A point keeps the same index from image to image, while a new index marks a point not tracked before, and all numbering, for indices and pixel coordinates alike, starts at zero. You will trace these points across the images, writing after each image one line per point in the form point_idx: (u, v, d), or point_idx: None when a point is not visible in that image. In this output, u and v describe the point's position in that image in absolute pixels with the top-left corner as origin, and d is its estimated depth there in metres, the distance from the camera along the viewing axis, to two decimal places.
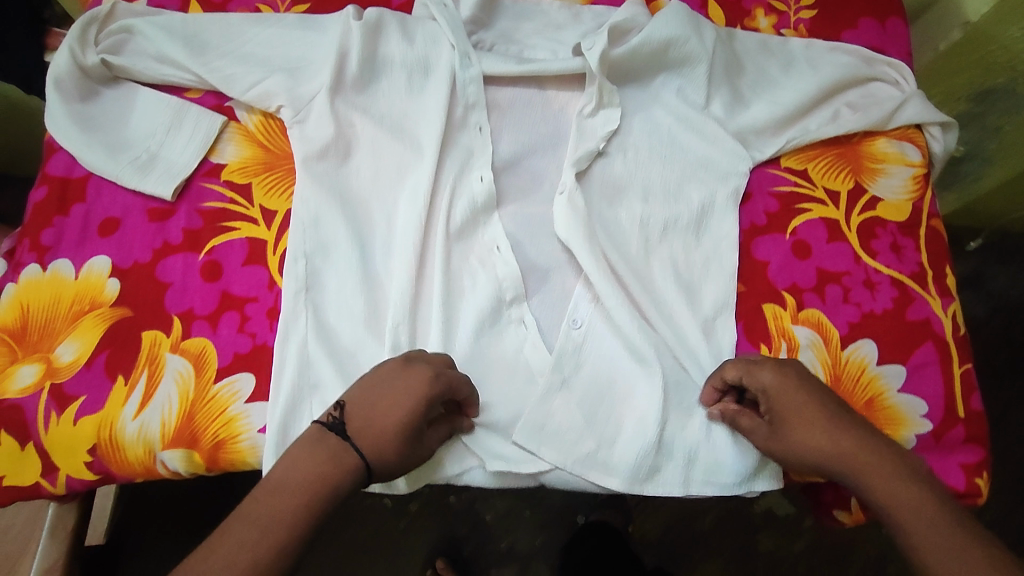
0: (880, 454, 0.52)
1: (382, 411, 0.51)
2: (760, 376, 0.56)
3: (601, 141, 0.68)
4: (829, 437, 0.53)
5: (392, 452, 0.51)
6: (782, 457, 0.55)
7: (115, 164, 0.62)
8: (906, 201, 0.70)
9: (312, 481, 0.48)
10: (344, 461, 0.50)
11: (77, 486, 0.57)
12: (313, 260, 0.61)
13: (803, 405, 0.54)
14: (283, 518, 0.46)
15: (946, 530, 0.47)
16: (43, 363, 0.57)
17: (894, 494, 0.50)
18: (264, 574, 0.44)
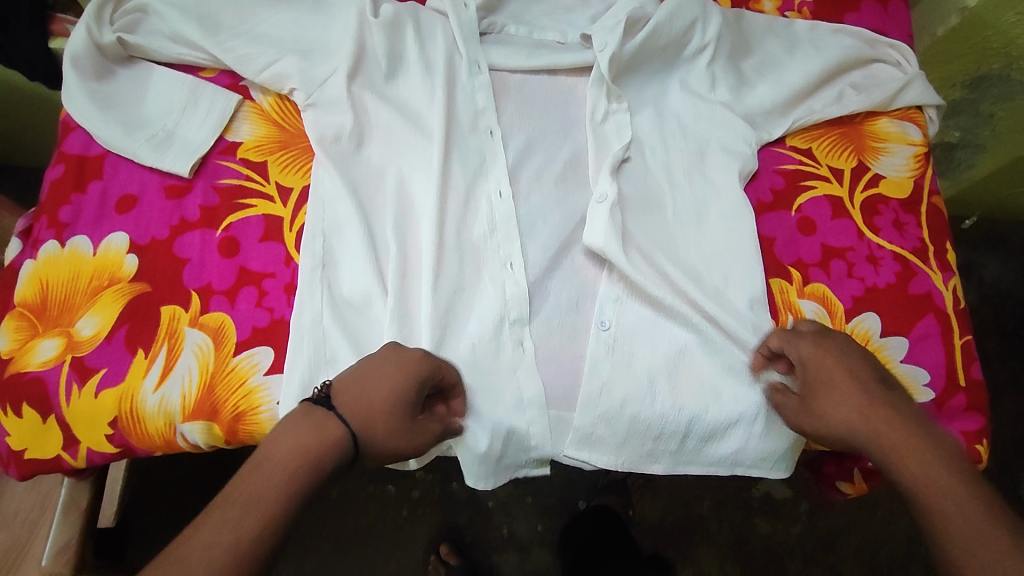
0: (916, 434, 0.52)
1: (370, 388, 0.51)
2: (807, 348, 0.57)
3: (623, 148, 0.68)
4: (863, 411, 0.54)
5: (380, 428, 0.51)
6: (815, 429, 0.56)
7: (132, 141, 0.64)
8: (908, 178, 0.72)
9: (298, 454, 0.47)
10: (325, 425, 0.49)
11: (97, 459, 0.58)
12: (329, 238, 0.62)
13: (838, 376, 0.56)
14: (270, 494, 0.46)
15: (973, 513, 0.48)
16: (63, 336, 0.58)
17: (919, 473, 0.51)
18: (249, 551, 0.44)
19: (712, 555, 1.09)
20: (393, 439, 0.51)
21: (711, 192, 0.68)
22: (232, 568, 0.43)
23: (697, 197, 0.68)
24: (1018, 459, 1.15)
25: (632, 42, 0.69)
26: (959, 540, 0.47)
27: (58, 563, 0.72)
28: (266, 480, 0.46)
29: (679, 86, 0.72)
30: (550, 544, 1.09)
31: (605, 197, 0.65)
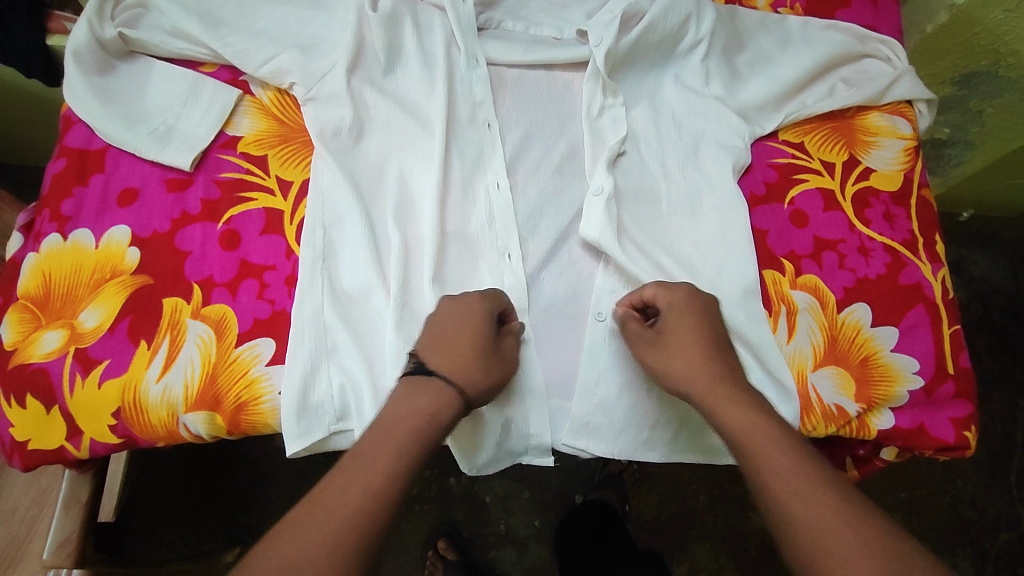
0: (729, 387, 0.53)
1: (455, 344, 0.54)
2: (668, 298, 0.58)
3: (619, 142, 0.69)
4: (707, 360, 0.54)
5: (477, 375, 0.53)
6: (658, 370, 0.56)
7: (133, 135, 0.64)
8: (898, 171, 0.73)
9: (421, 421, 0.49)
10: (430, 388, 0.51)
11: (99, 451, 0.58)
12: (330, 231, 0.62)
13: (690, 330, 0.56)
14: (399, 451, 0.48)
15: (787, 455, 0.48)
16: (67, 328, 0.59)
17: (732, 419, 0.51)
18: (388, 501, 0.45)
19: (708, 548, 1.10)
20: (490, 384, 0.54)
21: (707, 185, 0.69)
22: (375, 518, 0.45)
23: (692, 190, 0.69)
24: (1008, 452, 1.16)
25: (628, 37, 0.70)
26: (771, 480, 0.47)
27: (60, 556, 0.71)
28: (385, 444, 0.48)
29: (673, 82, 0.73)
30: (547, 539, 1.10)
31: (602, 191, 0.66)
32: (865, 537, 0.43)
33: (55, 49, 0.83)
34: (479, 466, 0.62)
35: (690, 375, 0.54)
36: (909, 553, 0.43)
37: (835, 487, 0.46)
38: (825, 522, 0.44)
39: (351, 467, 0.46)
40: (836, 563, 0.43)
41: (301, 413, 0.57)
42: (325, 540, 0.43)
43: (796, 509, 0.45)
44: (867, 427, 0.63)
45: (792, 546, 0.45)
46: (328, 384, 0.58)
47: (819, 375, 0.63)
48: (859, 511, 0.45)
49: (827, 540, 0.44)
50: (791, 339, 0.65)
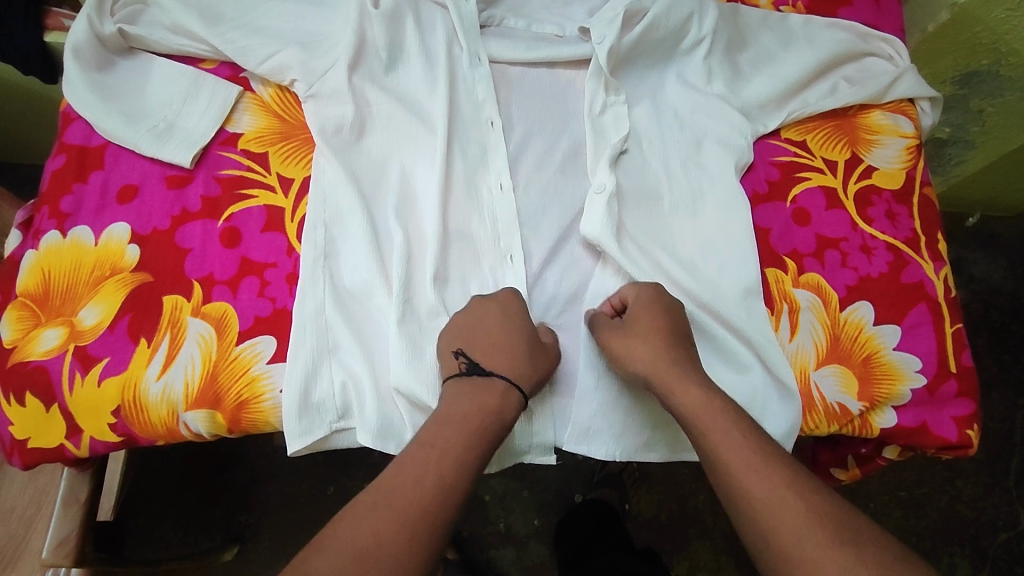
0: (682, 367, 0.54)
1: (505, 345, 0.56)
2: (636, 289, 0.60)
3: (621, 139, 0.68)
4: (664, 343, 0.56)
5: (531, 371, 0.56)
6: (617, 353, 0.57)
7: (133, 131, 0.64)
8: (901, 170, 0.73)
9: (485, 415, 0.52)
10: (494, 388, 0.54)
11: (99, 449, 0.58)
12: (331, 228, 0.62)
13: (651, 319, 0.57)
14: (456, 446, 0.49)
15: (738, 431, 0.49)
16: (66, 326, 0.58)
17: (688, 397, 0.52)
18: (450, 490, 0.47)
19: (707, 548, 1.10)
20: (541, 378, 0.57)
21: (709, 183, 0.69)
22: (437, 507, 0.46)
23: (694, 188, 0.68)
24: (1007, 451, 1.16)
25: (630, 34, 0.70)
26: (724, 453, 0.49)
27: (58, 555, 0.71)
28: (454, 437, 0.50)
29: (676, 79, 0.73)
30: (547, 539, 1.10)
31: (604, 189, 0.66)
32: (814, 507, 0.45)
33: (52, 46, 0.83)
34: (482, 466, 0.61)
35: (647, 357, 0.55)
36: (857, 524, 0.45)
37: (784, 461, 0.48)
38: (775, 492, 0.46)
39: (421, 458, 0.48)
40: (786, 532, 0.44)
41: (303, 412, 0.56)
42: (400, 524, 0.45)
43: (750, 481, 0.47)
44: (870, 426, 0.63)
45: (747, 517, 0.46)
46: (330, 383, 0.58)
47: (822, 374, 0.63)
48: (807, 483, 0.46)
49: (776, 509, 0.45)
50: (793, 338, 0.64)
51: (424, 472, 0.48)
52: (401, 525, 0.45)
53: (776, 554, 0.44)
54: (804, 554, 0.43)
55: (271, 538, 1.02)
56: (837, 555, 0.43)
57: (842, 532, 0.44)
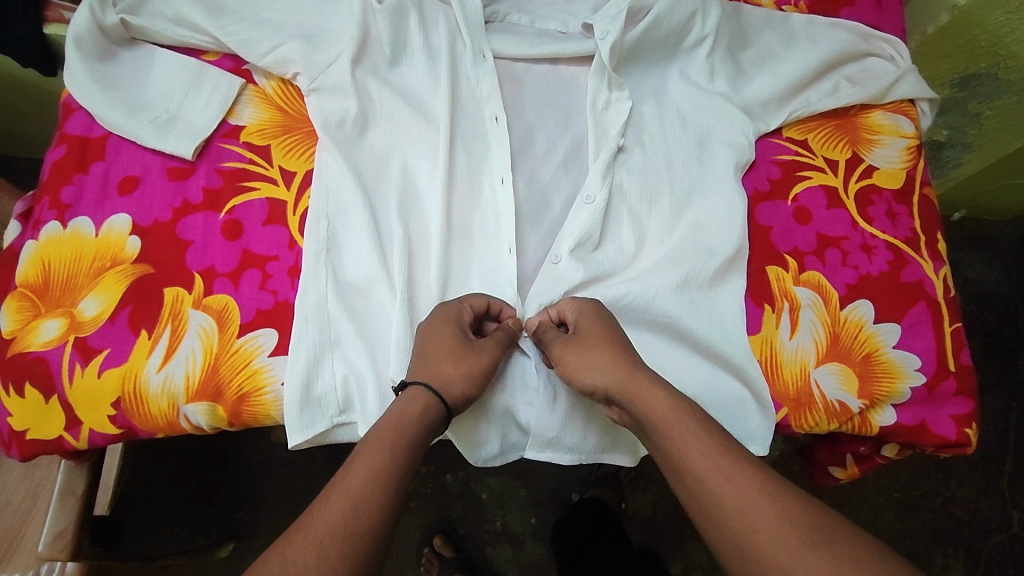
0: (648, 374, 0.53)
1: (438, 352, 0.54)
2: (579, 304, 0.58)
3: (620, 136, 0.68)
4: (622, 351, 0.54)
5: (457, 378, 0.53)
6: (571, 365, 0.55)
7: (135, 123, 0.64)
8: (901, 170, 0.73)
9: (389, 429, 0.49)
10: (412, 393, 0.52)
11: (99, 441, 0.58)
12: (334, 223, 0.62)
13: (600, 329, 0.56)
14: (376, 468, 0.47)
15: (706, 436, 0.49)
16: (66, 317, 0.58)
17: (654, 404, 0.51)
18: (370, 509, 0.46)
19: (703, 547, 1.10)
20: (470, 380, 0.54)
21: (710, 180, 0.69)
22: (357, 527, 0.45)
23: (694, 185, 0.69)
24: (1001, 453, 1.17)
25: (633, 31, 0.70)
26: (693, 462, 0.48)
27: (54, 549, 0.70)
28: (361, 465, 0.47)
29: (679, 77, 0.73)
30: (543, 538, 1.10)
31: (593, 199, 0.66)
32: (785, 509, 0.45)
33: (52, 38, 0.83)
34: (482, 459, 0.60)
35: (608, 366, 0.53)
36: (826, 522, 0.45)
37: (752, 465, 0.48)
38: (746, 498, 0.46)
39: (335, 491, 0.46)
40: (762, 538, 0.44)
41: (304, 405, 0.56)
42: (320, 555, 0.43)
43: (721, 489, 0.47)
44: (869, 424, 0.63)
45: (722, 525, 0.46)
46: (332, 377, 0.57)
47: (822, 371, 0.64)
48: (777, 485, 0.47)
49: (750, 515, 0.45)
50: (793, 335, 0.65)
51: (335, 505, 0.45)
52: (320, 563, 0.42)
53: (754, 562, 0.44)
54: (780, 560, 0.43)
55: (268, 533, 1.02)
56: (811, 557, 0.43)
57: (814, 532, 0.44)
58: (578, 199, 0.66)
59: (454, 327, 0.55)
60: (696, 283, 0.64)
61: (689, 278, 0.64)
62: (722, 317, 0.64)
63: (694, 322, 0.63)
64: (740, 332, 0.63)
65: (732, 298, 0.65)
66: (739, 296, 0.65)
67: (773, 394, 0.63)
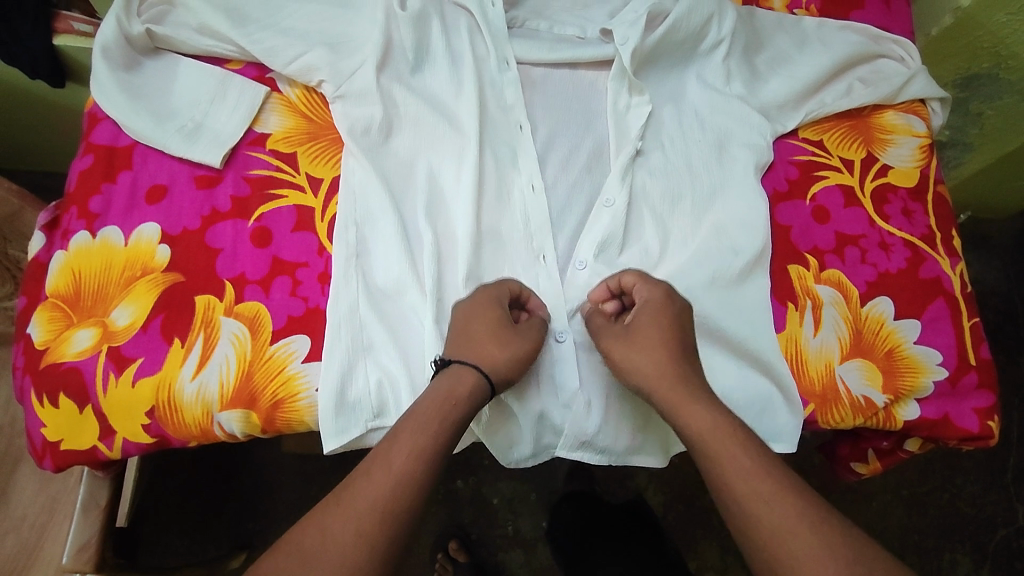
0: (692, 388, 0.52)
1: (476, 337, 0.54)
2: (654, 290, 0.58)
3: (638, 141, 0.69)
4: (670, 355, 0.54)
5: (500, 359, 0.54)
6: (618, 360, 0.56)
7: (163, 132, 0.64)
8: (914, 168, 0.75)
9: (442, 407, 0.50)
10: (453, 374, 0.52)
11: (132, 451, 0.58)
12: (362, 228, 0.63)
13: (654, 329, 0.55)
14: (417, 444, 0.48)
15: (749, 458, 0.49)
16: (98, 326, 0.58)
17: (695, 420, 0.51)
18: (407, 483, 0.47)
19: (714, 548, 1.11)
20: (516, 364, 0.54)
21: (730, 181, 0.70)
22: (392, 501, 0.46)
23: (714, 186, 0.69)
24: (1004, 449, 1.19)
25: (652, 36, 0.71)
26: (733, 485, 0.48)
27: (78, 561, 0.70)
28: (406, 439, 0.48)
29: (696, 81, 0.74)
30: None
31: (612, 202, 0.67)
32: (825, 541, 0.45)
33: (62, 49, 0.84)
34: (513, 460, 0.61)
35: (654, 372, 0.54)
36: (867, 557, 0.45)
37: (798, 492, 0.47)
38: (787, 527, 0.46)
39: (378, 464, 0.47)
40: (800, 568, 0.44)
41: (339, 411, 0.57)
42: (352, 529, 0.45)
43: (762, 515, 0.47)
44: (893, 418, 0.64)
45: (760, 550, 0.46)
46: (366, 382, 0.58)
47: (846, 368, 0.64)
48: (819, 514, 0.46)
49: (789, 543, 0.45)
50: (817, 332, 0.65)
51: (378, 480, 0.46)
52: (357, 536, 0.44)
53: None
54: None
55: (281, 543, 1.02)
56: None
57: (852, 565, 0.44)
58: (597, 203, 0.67)
59: (497, 310, 0.56)
60: (720, 282, 0.65)
61: (713, 277, 0.65)
62: (748, 316, 0.65)
63: (719, 321, 0.64)
64: (766, 330, 0.64)
65: (756, 297, 0.66)
66: (764, 294, 0.66)
67: (800, 391, 0.63)
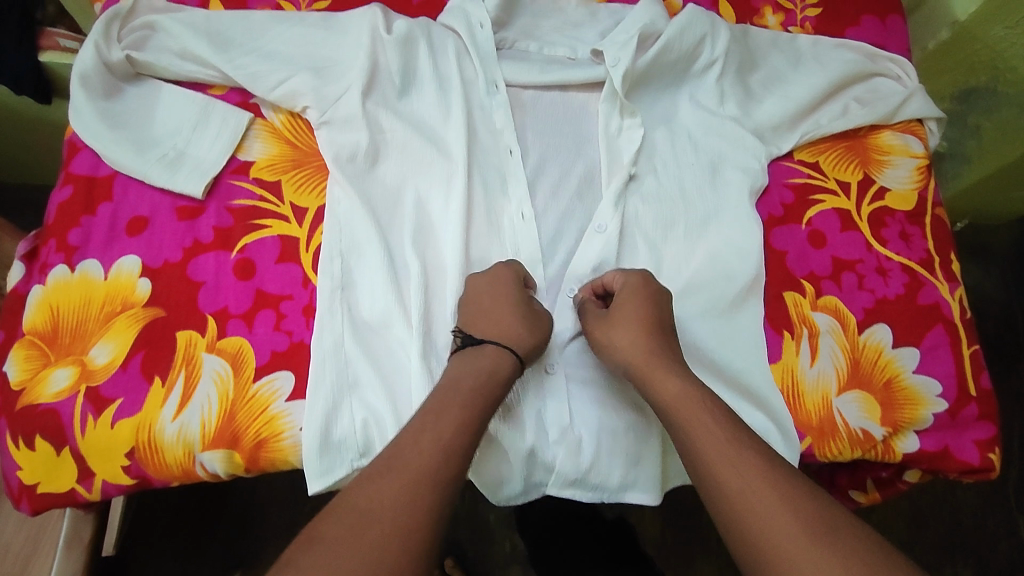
0: (666, 362, 0.54)
1: (503, 316, 0.55)
2: (628, 274, 0.59)
3: (632, 165, 0.68)
4: (646, 333, 0.55)
5: (530, 337, 0.55)
6: (599, 342, 0.57)
7: (143, 161, 0.62)
8: (912, 190, 0.73)
9: (484, 387, 0.51)
10: (489, 353, 0.53)
11: (113, 492, 0.56)
12: (348, 259, 0.61)
13: (629, 308, 0.56)
14: (459, 412, 0.48)
15: (717, 424, 0.49)
16: (76, 366, 0.56)
17: (667, 390, 0.52)
18: (455, 449, 0.46)
19: (712, 566, 1.10)
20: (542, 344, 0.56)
21: (724, 205, 0.68)
22: (443, 464, 0.45)
23: (708, 211, 0.68)
24: (1005, 463, 1.17)
25: (643, 57, 0.69)
26: (702, 448, 0.48)
27: None
28: (449, 408, 0.48)
29: (689, 102, 0.73)
30: None
31: (604, 228, 0.65)
32: (793, 502, 0.44)
33: (47, 64, 0.86)
34: (503, 497, 0.60)
35: (628, 347, 0.55)
36: (832, 517, 0.44)
37: (763, 456, 0.47)
38: (752, 488, 0.45)
39: (425, 432, 0.46)
40: (764, 529, 0.44)
41: (324, 452, 0.55)
42: (405, 490, 0.43)
43: (728, 477, 0.46)
44: (892, 451, 0.63)
45: (725, 512, 0.46)
46: (351, 421, 0.56)
47: (844, 399, 0.63)
48: (784, 476, 0.46)
49: (753, 502, 0.45)
50: (814, 362, 0.64)
51: (426, 445, 0.46)
52: (412, 496, 0.43)
53: (752, 546, 0.44)
54: (781, 548, 0.43)
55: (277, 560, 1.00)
56: (812, 551, 0.42)
57: (819, 527, 0.43)
58: (589, 229, 0.66)
59: (517, 292, 0.57)
60: (713, 311, 0.64)
61: (705, 305, 0.64)
62: (743, 345, 0.63)
63: (712, 351, 0.63)
64: (762, 360, 0.63)
65: (751, 325, 0.64)
66: (760, 321, 0.65)
67: (796, 424, 0.62)
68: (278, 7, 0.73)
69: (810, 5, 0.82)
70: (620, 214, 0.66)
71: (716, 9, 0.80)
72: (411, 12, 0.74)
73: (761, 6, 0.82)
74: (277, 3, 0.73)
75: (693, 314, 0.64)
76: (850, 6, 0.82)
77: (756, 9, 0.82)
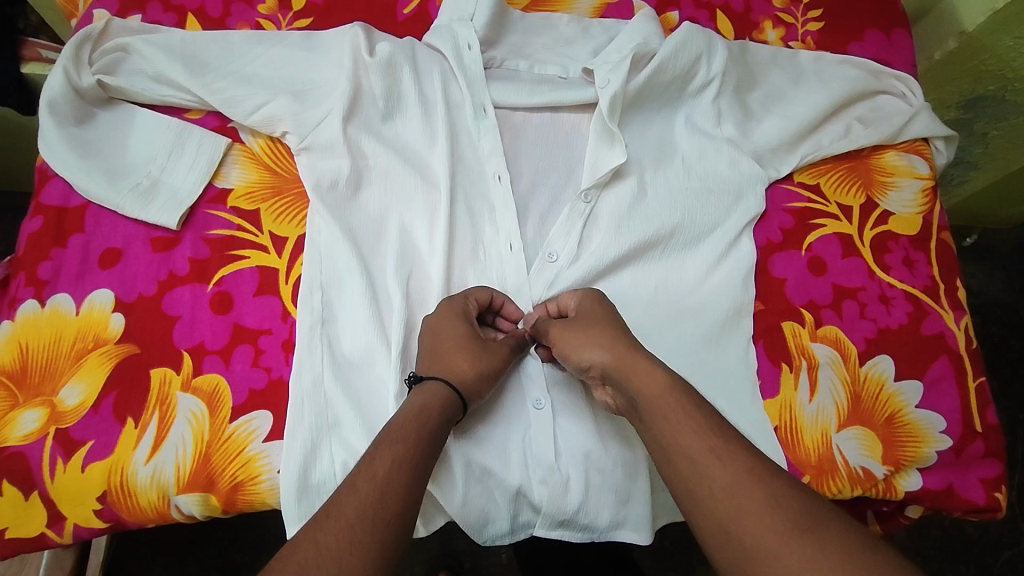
0: (643, 356, 0.50)
1: (451, 352, 0.53)
2: (580, 293, 0.57)
3: (582, 198, 0.64)
4: (619, 333, 0.53)
5: (471, 371, 0.53)
6: (567, 345, 0.54)
7: (115, 192, 0.60)
8: (917, 214, 0.70)
9: (417, 419, 0.48)
10: (426, 388, 0.51)
11: (85, 535, 0.54)
12: (328, 292, 0.59)
13: (599, 315, 0.55)
14: (399, 459, 0.45)
15: (700, 416, 0.46)
16: (46, 407, 0.55)
17: (648, 383, 0.48)
18: (393, 499, 0.43)
19: None
20: (484, 380, 0.54)
21: (719, 230, 0.66)
22: (376, 515, 0.42)
23: (701, 237, 0.66)
24: None
25: (636, 78, 0.67)
26: (681, 441, 0.45)
27: None
28: (391, 452, 0.45)
29: (684, 123, 0.70)
30: None
31: (556, 256, 0.63)
32: (775, 494, 0.41)
33: (30, 76, 0.84)
34: (488, 538, 0.57)
35: (606, 344, 0.52)
36: (817, 511, 0.41)
37: (741, 446, 0.44)
38: (737, 480, 0.42)
39: (363, 478, 0.43)
40: (749, 522, 0.41)
41: (300, 496, 0.53)
42: (347, 536, 0.40)
43: (712, 469, 0.43)
44: (894, 489, 0.60)
45: (707, 507, 0.42)
46: (329, 464, 0.54)
47: (844, 436, 0.61)
48: (767, 470, 0.43)
49: (737, 498, 0.42)
50: (813, 397, 0.62)
51: (364, 490, 0.43)
52: (354, 546, 0.40)
53: (739, 545, 0.40)
54: (764, 543, 0.40)
55: None
56: (798, 543, 0.39)
57: (802, 517, 0.40)
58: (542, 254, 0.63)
59: (468, 325, 0.55)
60: (705, 343, 0.62)
61: (695, 337, 0.62)
62: (737, 380, 0.61)
63: (706, 385, 0.60)
64: (756, 394, 0.61)
65: (744, 358, 0.62)
66: (755, 354, 0.63)
67: (793, 463, 0.60)
68: (259, 26, 0.71)
69: (812, 19, 0.79)
70: (576, 239, 0.63)
71: (713, 23, 0.78)
72: (396, 30, 0.72)
73: (761, 20, 0.79)
74: (257, 20, 0.71)
75: (686, 345, 0.62)
76: (854, 19, 0.79)
77: (756, 24, 0.79)
